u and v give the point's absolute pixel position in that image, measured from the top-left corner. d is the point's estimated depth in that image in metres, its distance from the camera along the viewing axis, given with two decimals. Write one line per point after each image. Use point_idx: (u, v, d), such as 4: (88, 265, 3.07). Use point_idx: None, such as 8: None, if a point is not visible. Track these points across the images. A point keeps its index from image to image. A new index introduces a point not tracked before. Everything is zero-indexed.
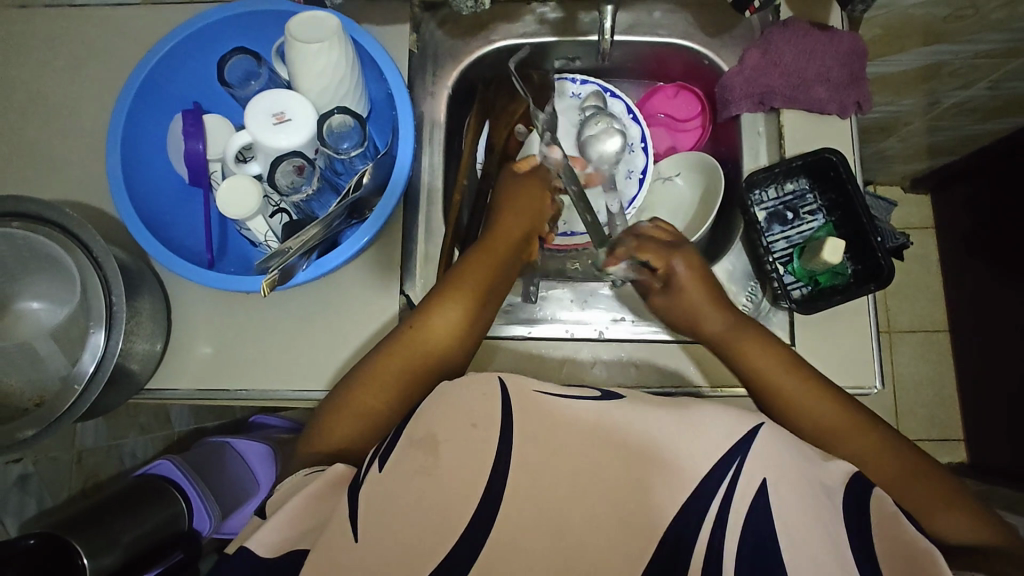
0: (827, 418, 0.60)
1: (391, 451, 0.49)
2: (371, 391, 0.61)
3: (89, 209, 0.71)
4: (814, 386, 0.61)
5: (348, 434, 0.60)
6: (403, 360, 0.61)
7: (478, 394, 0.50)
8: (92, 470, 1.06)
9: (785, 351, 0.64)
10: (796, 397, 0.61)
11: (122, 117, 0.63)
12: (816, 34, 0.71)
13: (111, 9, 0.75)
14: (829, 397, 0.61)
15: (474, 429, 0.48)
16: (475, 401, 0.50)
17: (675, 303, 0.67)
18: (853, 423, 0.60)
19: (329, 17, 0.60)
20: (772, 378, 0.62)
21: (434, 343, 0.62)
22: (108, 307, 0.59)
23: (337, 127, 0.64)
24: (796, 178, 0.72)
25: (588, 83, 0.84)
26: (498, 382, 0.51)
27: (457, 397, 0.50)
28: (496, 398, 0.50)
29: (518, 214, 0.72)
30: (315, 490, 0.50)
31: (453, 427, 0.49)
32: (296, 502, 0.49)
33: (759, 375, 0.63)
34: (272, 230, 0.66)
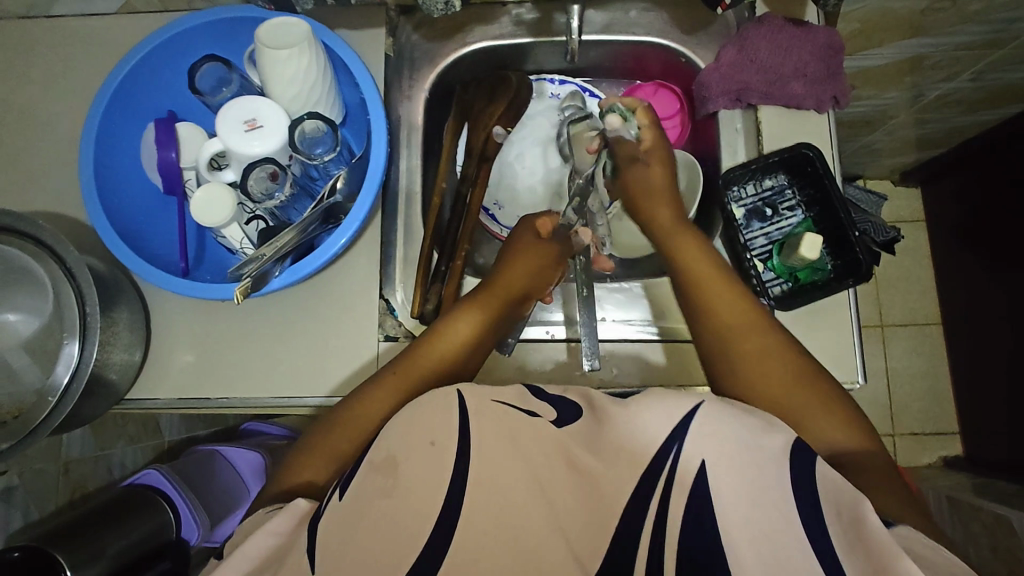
0: (734, 312, 0.61)
1: (350, 481, 0.49)
2: (353, 422, 0.60)
3: (67, 220, 0.71)
4: (729, 283, 0.63)
5: (315, 475, 0.58)
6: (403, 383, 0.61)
7: (438, 401, 0.51)
8: (79, 480, 1.01)
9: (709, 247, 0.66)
10: (709, 285, 0.62)
11: (95, 127, 0.63)
12: (791, 29, 0.71)
13: (86, 19, 0.75)
14: (737, 293, 0.62)
15: (433, 447, 0.49)
16: (435, 416, 0.50)
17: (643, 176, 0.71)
18: (754, 323, 0.60)
19: (298, 22, 0.60)
20: (692, 263, 0.64)
21: (430, 369, 0.62)
22: (82, 317, 0.59)
23: (310, 133, 0.64)
24: (774, 174, 0.72)
25: (567, 83, 0.86)
26: (455, 395, 0.51)
27: (417, 409, 0.51)
28: (453, 410, 0.50)
29: (529, 270, 0.70)
30: (276, 526, 0.49)
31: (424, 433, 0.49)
32: (259, 537, 0.49)
33: (680, 264, 0.65)
34: (248, 237, 0.66)
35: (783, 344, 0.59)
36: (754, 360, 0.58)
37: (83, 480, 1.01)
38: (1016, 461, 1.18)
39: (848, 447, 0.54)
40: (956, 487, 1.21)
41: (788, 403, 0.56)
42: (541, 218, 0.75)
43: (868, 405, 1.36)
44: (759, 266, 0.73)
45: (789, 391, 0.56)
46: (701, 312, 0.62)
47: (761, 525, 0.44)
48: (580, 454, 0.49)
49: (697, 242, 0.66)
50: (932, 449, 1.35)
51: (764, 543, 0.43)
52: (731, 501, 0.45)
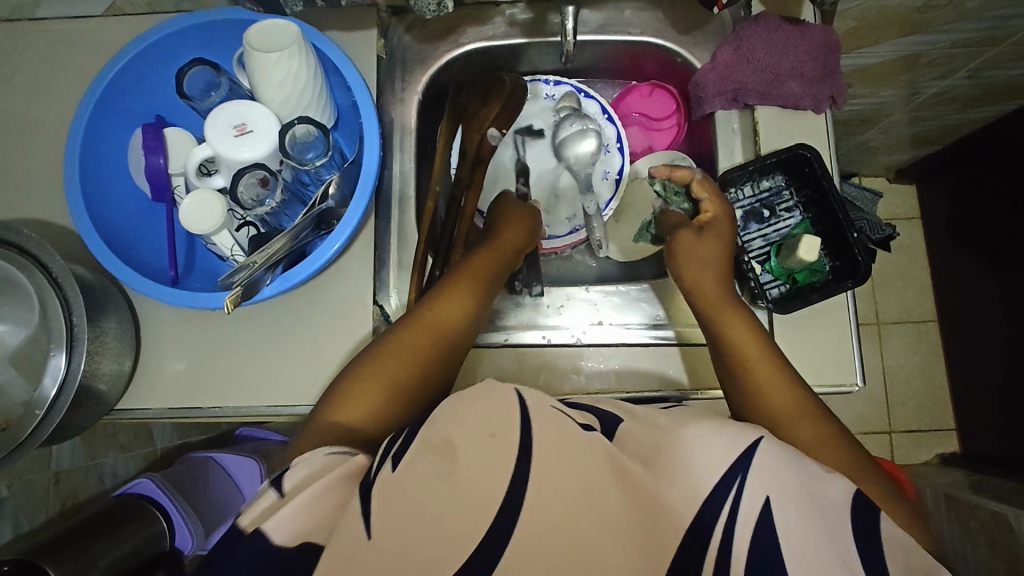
0: (782, 394, 0.58)
1: (404, 453, 0.47)
2: (389, 361, 0.61)
3: (53, 227, 0.70)
4: (776, 366, 0.60)
5: (368, 402, 0.59)
6: (428, 331, 0.63)
7: (493, 395, 0.49)
8: (70, 491, 1.00)
9: (757, 324, 0.63)
10: (762, 369, 0.59)
11: (79, 134, 0.62)
12: (787, 28, 0.70)
13: (69, 22, 0.73)
14: (787, 376, 0.59)
15: (492, 439, 0.47)
16: (492, 409, 0.48)
17: (701, 242, 0.68)
18: (807, 411, 0.57)
19: (288, 24, 0.59)
20: (743, 343, 0.61)
21: (441, 331, 0.63)
22: (69, 329, 0.58)
23: (300, 137, 0.63)
24: (771, 175, 0.71)
25: (562, 83, 0.84)
26: (513, 394, 0.49)
27: (474, 399, 0.49)
28: (512, 407, 0.48)
29: (523, 229, 0.73)
30: (334, 477, 0.48)
31: (468, 430, 0.47)
32: (320, 480, 0.47)
33: (732, 345, 0.61)
34: (238, 244, 0.65)
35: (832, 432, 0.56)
36: (799, 435, 0.56)
37: (73, 491, 1.00)
38: (1013, 457, 1.18)
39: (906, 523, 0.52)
40: (953, 484, 1.21)
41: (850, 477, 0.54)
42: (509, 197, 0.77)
43: (865, 404, 1.36)
44: (757, 268, 0.72)
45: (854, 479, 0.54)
46: (756, 399, 0.58)
47: None
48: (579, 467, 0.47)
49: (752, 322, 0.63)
50: (929, 446, 1.35)
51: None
52: None
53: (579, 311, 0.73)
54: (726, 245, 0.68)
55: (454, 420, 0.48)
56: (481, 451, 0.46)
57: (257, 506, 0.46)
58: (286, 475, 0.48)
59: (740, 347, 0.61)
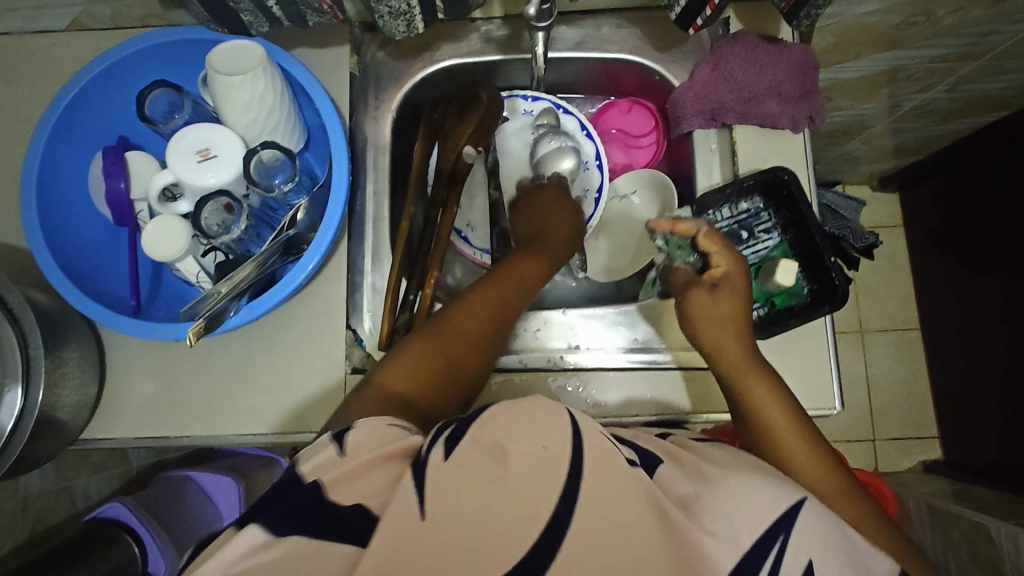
0: (815, 463, 0.55)
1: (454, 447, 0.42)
2: (451, 338, 0.60)
3: (13, 250, 0.68)
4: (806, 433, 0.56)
5: (416, 376, 0.57)
6: (505, 301, 0.64)
7: (542, 410, 0.44)
8: (39, 517, 0.96)
9: (781, 388, 0.59)
10: (792, 437, 0.56)
11: (36, 158, 0.60)
12: (765, 47, 0.69)
13: (31, 37, 0.71)
14: (815, 443, 0.56)
15: (545, 451, 0.42)
16: (543, 422, 0.43)
17: (715, 299, 0.63)
18: (840, 484, 0.53)
19: (253, 45, 0.57)
20: (770, 409, 0.57)
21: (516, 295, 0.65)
22: (26, 361, 0.57)
23: (267, 162, 0.62)
24: (750, 197, 0.70)
25: (541, 99, 0.81)
26: (566, 413, 0.44)
27: (516, 412, 0.44)
28: (562, 423, 0.43)
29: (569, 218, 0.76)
30: (388, 452, 0.45)
31: (520, 436, 0.42)
32: (382, 450, 0.44)
33: (757, 414, 0.57)
34: (205, 270, 0.63)
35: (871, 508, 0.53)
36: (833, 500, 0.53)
37: (43, 515, 0.97)
38: (995, 466, 1.19)
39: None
40: (936, 493, 1.22)
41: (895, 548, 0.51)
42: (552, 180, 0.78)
43: (849, 412, 1.36)
44: None
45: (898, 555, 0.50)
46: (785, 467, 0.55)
47: None
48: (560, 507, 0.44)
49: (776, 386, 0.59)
50: (912, 453, 1.35)
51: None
52: None
53: (560, 332, 0.72)
54: (743, 301, 0.64)
55: (505, 422, 0.43)
56: (535, 463, 0.41)
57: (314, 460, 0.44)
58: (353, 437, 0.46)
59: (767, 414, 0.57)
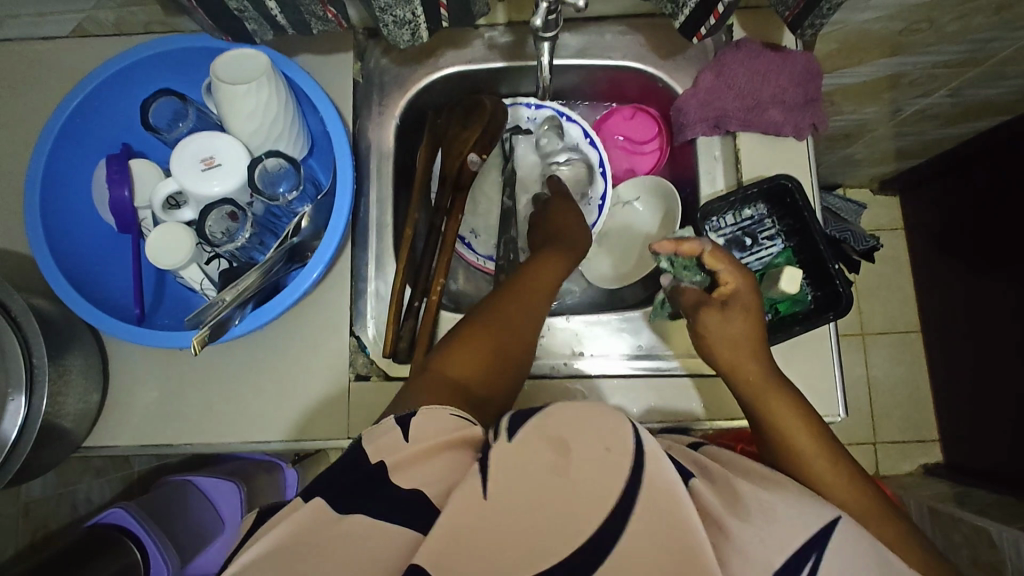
0: (846, 483, 0.53)
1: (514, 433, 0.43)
2: (497, 330, 0.60)
3: (16, 256, 0.68)
4: (833, 453, 0.55)
5: (470, 365, 0.57)
6: (533, 305, 0.63)
7: (602, 416, 0.43)
8: (41, 520, 0.95)
9: (804, 406, 0.57)
10: (818, 458, 0.54)
11: (41, 166, 0.60)
12: (769, 54, 0.69)
13: (33, 42, 0.71)
14: (844, 460, 0.54)
15: (609, 453, 0.41)
16: (601, 426, 0.42)
17: (727, 321, 0.60)
18: (871, 502, 0.52)
19: (258, 54, 0.58)
20: (794, 432, 0.55)
21: (542, 297, 0.65)
22: (30, 369, 0.56)
23: (272, 170, 0.62)
24: (754, 204, 0.70)
25: (544, 107, 0.82)
26: (630, 428, 0.42)
27: (581, 414, 0.43)
28: (620, 432, 0.42)
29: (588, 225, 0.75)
30: (452, 440, 0.45)
31: (584, 433, 0.42)
32: (449, 437, 0.45)
33: (782, 435, 0.56)
34: (208, 277, 0.63)
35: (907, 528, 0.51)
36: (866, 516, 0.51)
37: (44, 521, 0.95)
38: (995, 469, 1.19)
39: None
40: (937, 496, 1.22)
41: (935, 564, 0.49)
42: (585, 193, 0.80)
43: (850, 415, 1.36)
44: None
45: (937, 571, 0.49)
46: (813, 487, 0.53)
47: None
48: None
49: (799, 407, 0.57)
50: (913, 456, 1.35)
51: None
52: None
53: (565, 338, 0.72)
54: (756, 318, 0.61)
55: (568, 421, 0.43)
56: (596, 463, 0.41)
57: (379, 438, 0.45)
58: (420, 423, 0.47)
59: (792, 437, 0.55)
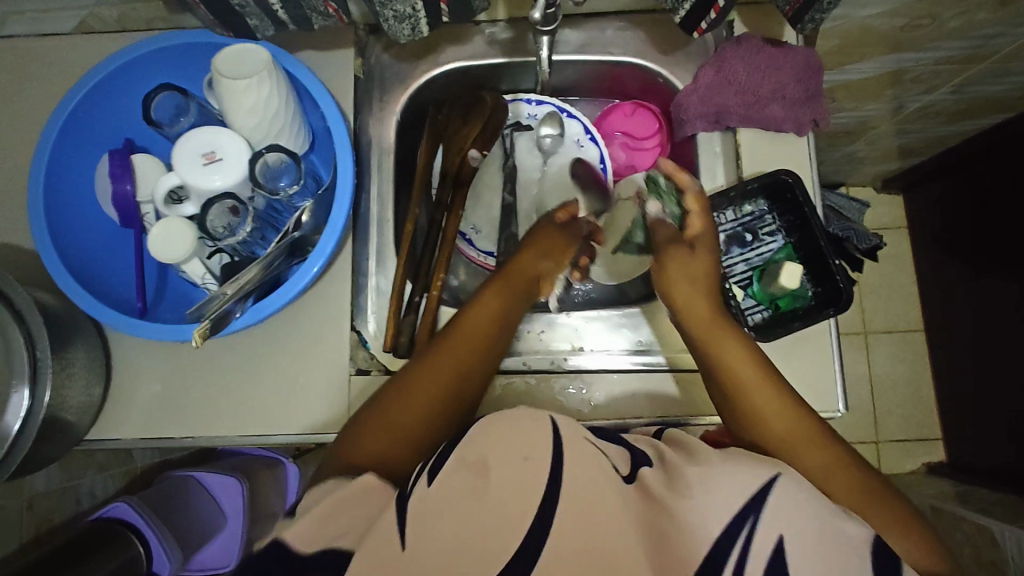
0: (811, 454, 0.56)
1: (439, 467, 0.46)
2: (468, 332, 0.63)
3: (21, 251, 0.68)
4: (803, 427, 0.57)
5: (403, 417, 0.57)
6: (453, 355, 0.61)
7: (529, 420, 0.47)
8: (46, 515, 0.96)
9: (777, 385, 0.59)
10: (788, 432, 0.57)
11: (44, 161, 0.60)
12: (769, 50, 0.69)
13: (37, 40, 0.72)
14: (786, 402, 0.58)
15: (527, 461, 0.45)
16: (529, 433, 0.46)
17: (691, 265, 0.66)
18: (840, 470, 0.55)
19: (258, 48, 0.58)
20: (766, 411, 0.57)
21: (466, 344, 0.62)
22: (33, 363, 0.57)
23: (273, 164, 0.62)
24: (754, 200, 0.70)
25: (545, 103, 0.82)
26: (551, 423, 0.47)
27: (512, 423, 0.47)
28: (546, 432, 0.46)
29: (540, 252, 0.70)
30: (354, 491, 0.48)
31: (503, 453, 0.45)
32: (348, 491, 0.48)
33: (753, 414, 0.58)
34: (210, 272, 0.63)
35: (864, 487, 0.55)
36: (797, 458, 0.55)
37: (48, 514, 0.96)
38: (998, 468, 1.19)
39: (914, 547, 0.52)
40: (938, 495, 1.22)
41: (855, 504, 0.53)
42: (558, 211, 0.73)
43: (852, 413, 1.36)
44: (738, 293, 0.71)
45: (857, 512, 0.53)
46: (752, 425, 0.58)
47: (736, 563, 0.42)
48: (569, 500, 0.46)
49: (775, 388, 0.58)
50: (916, 455, 1.35)
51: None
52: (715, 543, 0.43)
53: (563, 334, 0.72)
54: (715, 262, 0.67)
55: (496, 440, 0.46)
56: (515, 471, 0.45)
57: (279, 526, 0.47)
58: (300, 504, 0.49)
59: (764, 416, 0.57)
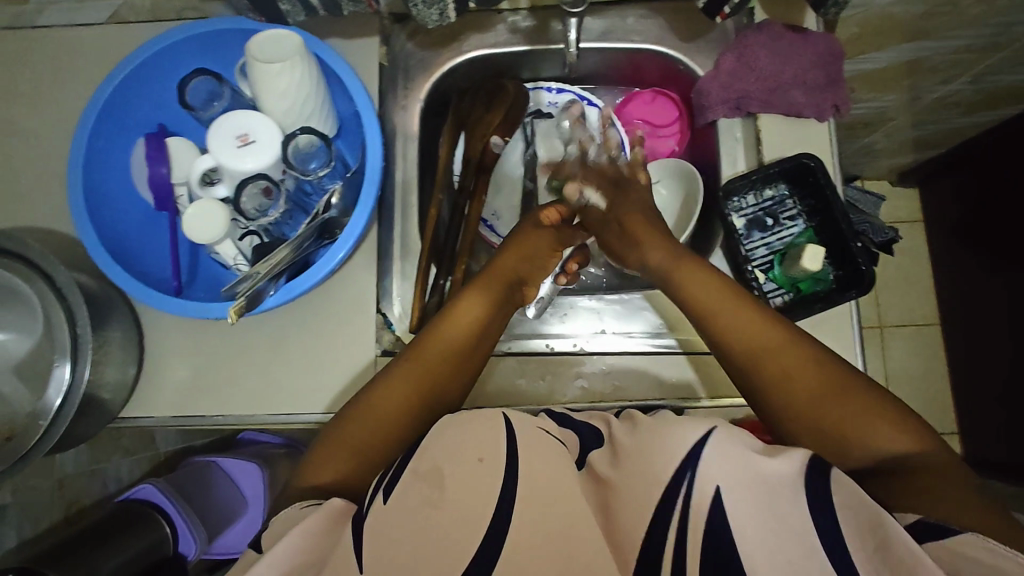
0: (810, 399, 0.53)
1: (394, 485, 0.47)
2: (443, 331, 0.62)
3: (57, 235, 0.70)
4: (809, 375, 0.54)
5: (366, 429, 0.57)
6: (427, 367, 0.60)
7: (484, 422, 0.49)
8: (75, 496, 1.03)
9: (785, 334, 0.57)
10: (786, 379, 0.55)
11: (83, 144, 0.62)
12: (790, 36, 0.70)
13: (73, 29, 0.73)
14: (794, 350, 0.56)
15: (482, 462, 0.46)
16: (483, 431, 0.48)
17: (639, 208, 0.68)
18: (844, 412, 0.52)
19: (291, 35, 0.59)
20: (769, 361, 0.56)
21: (437, 354, 0.61)
22: (74, 339, 0.58)
23: (304, 147, 0.64)
24: (775, 184, 0.71)
25: (565, 92, 0.83)
26: (502, 419, 0.49)
27: (466, 425, 0.48)
28: (500, 432, 0.48)
29: (522, 255, 0.68)
30: (317, 522, 0.47)
31: (454, 454, 0.47)
32: (310, 523, 0.47)
33: (755, 360, 0.56)
34: (242, 253, 0.65)
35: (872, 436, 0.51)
36: (781, 388, 0.54)
37: (78, 495, 1.03)
38: (1016, 462, 1.17)
39: (870, 444, 0.51)
40: None
41: (834, 420, 0.52)
42: (546, 209, 0.70)
43: None
44: (760, 277, 0.72)
45: (833, 438, 0.52)
46: (757, 369, 0.56)
47: (765, 535, 0.42)
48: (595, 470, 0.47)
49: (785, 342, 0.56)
50: None
51: (774, 556, 0.41)
52: (743, 516, 0.43)
53: (584, 319, 0.75)
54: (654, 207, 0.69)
55: (445, 447, 0.47)
56: (468, 476, 0.46)
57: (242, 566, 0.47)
58: (265, 536, 0.48)
59: (769, 363, 0.56)
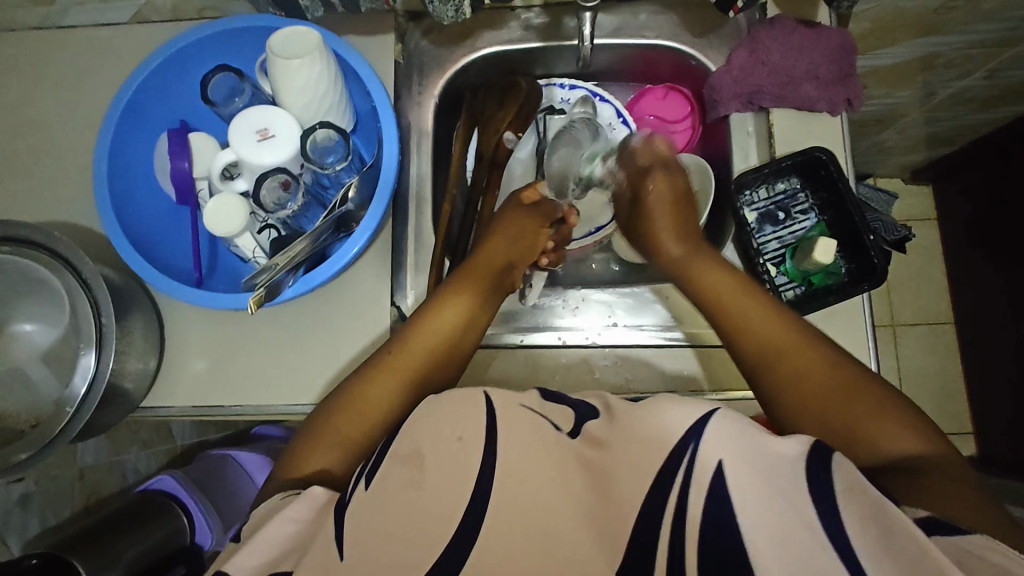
0: (843, 405, 0.53)
1: (377, 469, 0.49)
2: (422, 330, 0.62)
3: (78, 229, 0.72)
4: (836, 378, 0.54)
5: (357, 424, 0.58)
6: (411, 358, 0.61)
7: (466, 404, 0.51)
8: (93, 487, 1.06)
9: (812, 336, 0.57)
10: (812, 378, 0.55)
11: (108, 138, 0.64)
12: (803, 30, 0.70)
13: (97, 29, 0.75)
14: (823, 356, 0.56)
15: (461, 441, 0.49)
16: (465, 412, 0.50)
17: (658, 199, 0.71)
18: (878, 408, 0.52)
19: (309, 31, 0.60)
20: (799, 362, 0.56)
21: (425, 351, 0.61)
22: (99, 328, 0.59)
23: (322, 142, 0.65)
24: (787, 178, 0.71)
25: (577, 88, 0.84)
26: (484, 397, 0.51)
27: (448, 406, 0.51)
28: (482, 409, 0.50)
29: (508, 243, 0.69)
30: (303, 510, 0.49)
31: (437, 435, 0.49)
32: (293, 517, 0.49)
33: (787, 368, 0.56)
34: (260, 246, 0.67)
35: (915, 430, 0.51)
36: (798, 382, 0.55)
37: (95, 487, 1.06)
38: None
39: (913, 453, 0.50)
40: None
41: (837, 426, 0.52)
42: (528, 190, 0.74)
43: None
44: (771, 270, 0.72)
45: (839, 437, 0.52)
46: (789, 388, 0.55)
47: (783, 527, 0.42)
48: (607, 454, 0.48)
49: (816, 352, 0.56)
50: None
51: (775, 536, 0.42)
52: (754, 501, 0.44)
53: (594, 312, 0.74)
54: (676, 194, 0.71)
55: (433, 434, 0.49)
56: (457, 457, 0.48)
57: (222, 556, 0.48)
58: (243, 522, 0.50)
59: (801, 377, 0.55)
